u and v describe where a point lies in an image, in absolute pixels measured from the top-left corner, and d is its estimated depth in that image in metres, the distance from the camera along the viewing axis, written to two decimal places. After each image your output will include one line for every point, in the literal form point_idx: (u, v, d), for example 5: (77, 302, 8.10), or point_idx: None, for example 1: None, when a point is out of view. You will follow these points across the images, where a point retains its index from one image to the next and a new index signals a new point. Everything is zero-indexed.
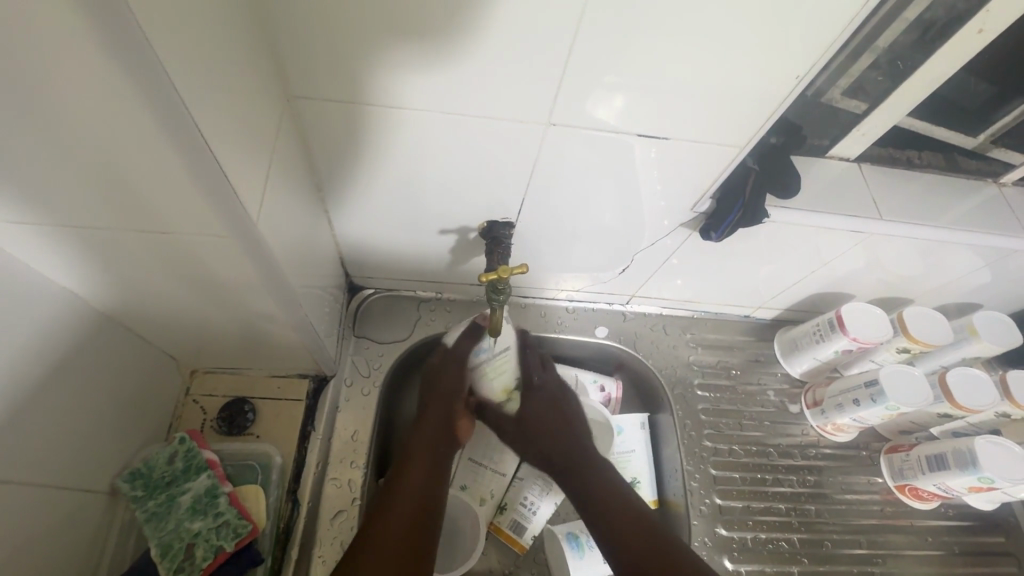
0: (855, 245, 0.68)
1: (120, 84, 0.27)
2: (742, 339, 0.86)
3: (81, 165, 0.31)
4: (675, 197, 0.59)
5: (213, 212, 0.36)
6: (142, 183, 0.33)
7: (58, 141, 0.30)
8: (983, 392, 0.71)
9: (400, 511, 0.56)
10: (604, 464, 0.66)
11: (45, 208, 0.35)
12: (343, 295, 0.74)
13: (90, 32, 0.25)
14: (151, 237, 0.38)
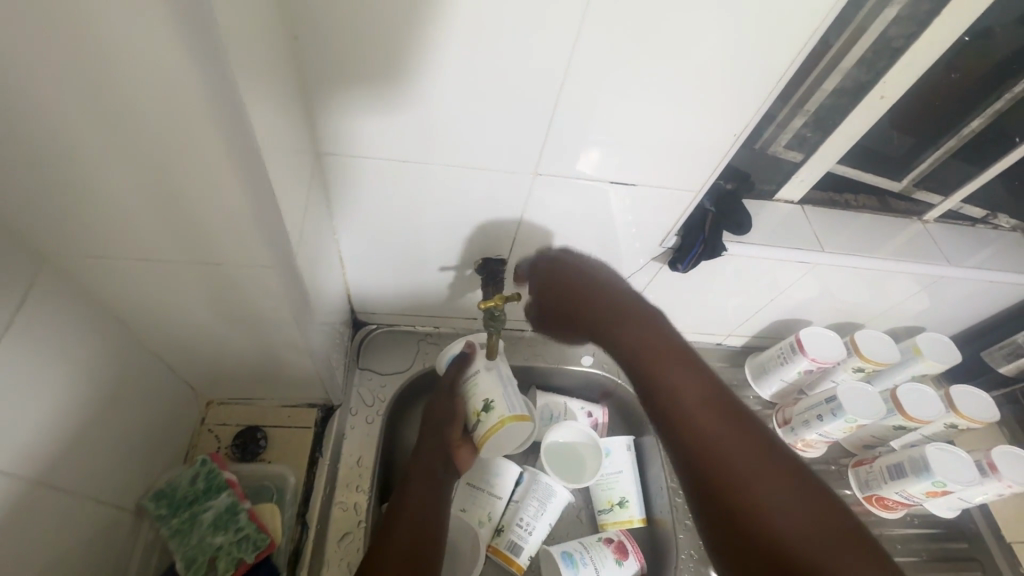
0: (804, 275, 0.77)
1: (212, 147, 0.35)
2: (716, 364, 0.94)
3: (162, 207, 0.39)
4: (646, 235, 0.68)
5: (262, 245, 0.43)
6: (208, 223, 0.40)
7: (149, 187, 0.37)
8: (931, 405, 0.79)
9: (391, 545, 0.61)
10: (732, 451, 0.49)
11: (121, 245, 0.42)
12: (348, 330, 0.81)
13: (198, 108, 0.32)
14: (204, 268, 0.45)
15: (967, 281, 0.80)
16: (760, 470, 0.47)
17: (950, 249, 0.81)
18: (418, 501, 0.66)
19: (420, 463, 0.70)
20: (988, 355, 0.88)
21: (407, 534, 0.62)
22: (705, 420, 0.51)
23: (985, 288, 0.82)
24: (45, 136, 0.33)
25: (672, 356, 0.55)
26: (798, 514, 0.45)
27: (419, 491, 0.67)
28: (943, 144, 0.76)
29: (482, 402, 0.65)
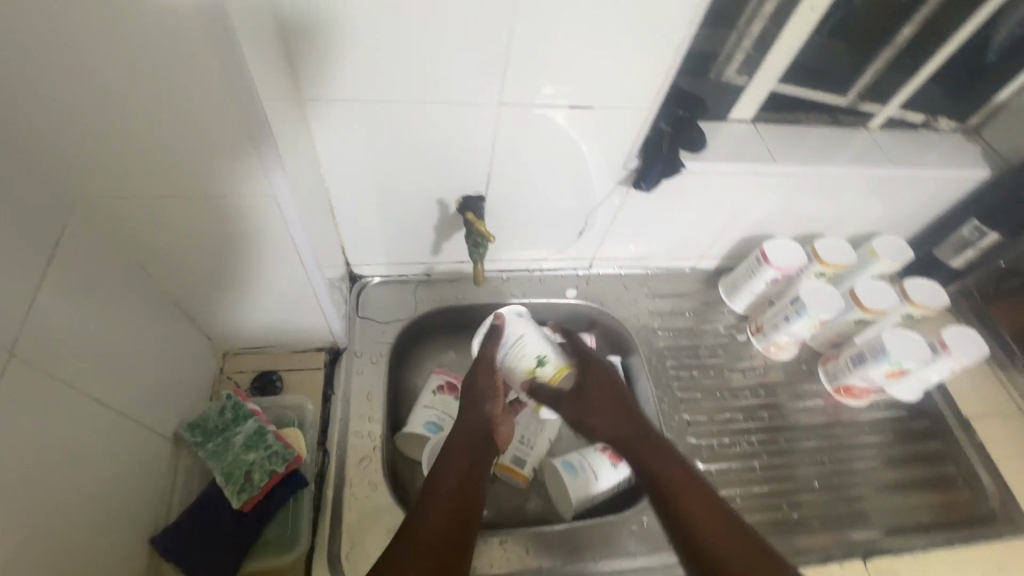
0: (760, 188, 0.84)
1: (212, 67, 0.41)
2: (692, 286, 1.01)
3: (170, 133, 0.45)
4: (607, 159, 0.74)
5: (262, 165, 0.49)
6: (212, 146, 0.47)
7: (158, 113, 0.44)
8: (886, 297, 0.87)
9: (433, 510, 0.58)
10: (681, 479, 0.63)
11: (137, 173, 0.48)
12: (346, 283, 0.87)
13: (198, 31, 0.39)
14: (214, 200, 0.52)
15: (912, 181, 0.87)
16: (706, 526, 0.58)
17: (895, 152, 0.87)
18: (460, 465, 0.65)
19: (460, 432, 0.70)
20: (939, 253, 0.95)
21: (452, 492, 0.61)
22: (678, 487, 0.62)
23: (930, 187, 0.89)
24: (69, 70, 0.39)
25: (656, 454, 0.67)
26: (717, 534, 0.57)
27: (461, 455, 0.66)
28: (878, 58, 0.84)
29: (537, 355, 0.76)
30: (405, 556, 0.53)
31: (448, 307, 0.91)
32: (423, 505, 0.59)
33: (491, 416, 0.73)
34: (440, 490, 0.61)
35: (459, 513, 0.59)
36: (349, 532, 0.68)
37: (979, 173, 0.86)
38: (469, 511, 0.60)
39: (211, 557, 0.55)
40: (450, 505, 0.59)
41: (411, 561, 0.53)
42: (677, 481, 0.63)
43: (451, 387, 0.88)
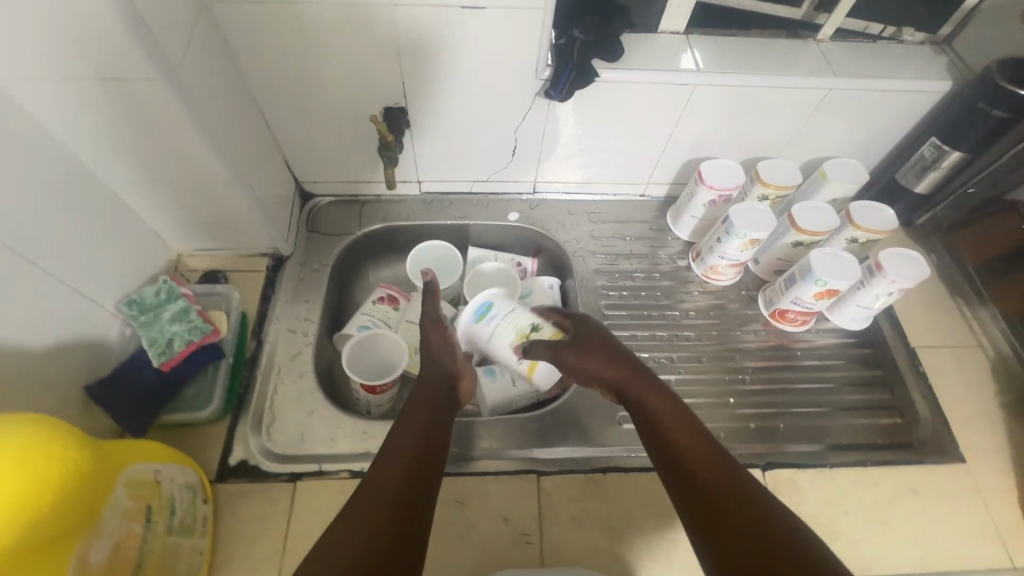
0: (687, 102, 0.82)
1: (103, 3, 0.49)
2: (637, 212, 1.01)
3: (76, 53, 0.53)
4: (515, 66, 0.75)
5: (140, 52, 0.53)
6: (119, 72, 0.55)
7: (62, 35, 0.51)
8: (825, 219, 0.84)
9: (383, 471, 0.54)
10: (693, 436, 0.58)
11: (57, 87, 0.56)
12: (297, 199, 0.94)
13: None
14: (109, 85, 0.56)
15: (864, 96, 0.82)
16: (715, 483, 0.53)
17: (846, 64, 0.82)
18: (424, 416, 0.62)
19: (423, 386, 0.67)
20: (901, 177, 0.90)
21: (418, 442, 0.58)
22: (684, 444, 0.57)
23: (886, 103, 0.83)
24: None
25: (666, 408, 0.61)
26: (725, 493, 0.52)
27: (425, 408, 0.64)
28: None
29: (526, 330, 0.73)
30: (367, 505, 0.51)
31: (393, 227, 0.96)
32: (386, 454, 0.57)
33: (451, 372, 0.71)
34: (404, 441, 0.58)
35: (423, 462, 0.57)
36: (276, 405, 0.76)
37: (938, 85, 0.80)
38: (434, 458, 0.58)
39: (136, 406, 0.64)
40: (415, 454, 0.57)
41: (370, 512, 0.50)
42: (683, 438, 0.58)
43: (391, 300, 0.94)
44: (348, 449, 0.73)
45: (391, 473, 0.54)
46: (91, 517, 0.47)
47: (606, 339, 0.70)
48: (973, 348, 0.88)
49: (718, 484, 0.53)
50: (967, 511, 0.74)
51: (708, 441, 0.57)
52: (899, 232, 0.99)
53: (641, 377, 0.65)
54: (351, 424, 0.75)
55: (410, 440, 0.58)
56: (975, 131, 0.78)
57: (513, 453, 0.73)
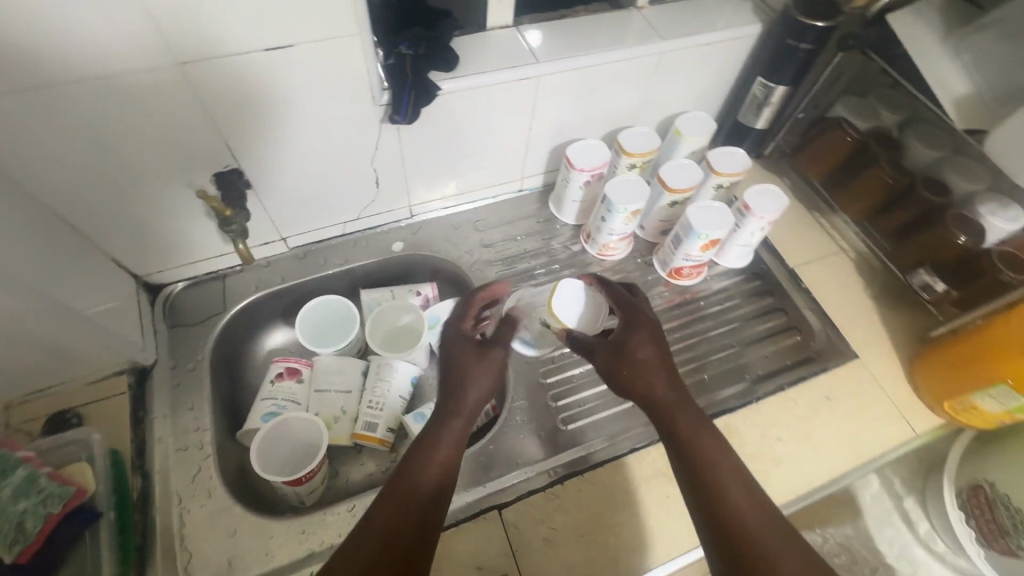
0: (535, 94, 0.81)
1: None
2: (521, 209, 1.00)
3: None
4: (348, 97, 0.69)
5: None
6: None
7: None
8: (691, 174, 0.88)
9: (384, 506, 0.54)
10: (749, 494, 0.56)
11: None
12: (143, 296, 0.81)
13: None
14: None
15: (692, 53, 0.86)
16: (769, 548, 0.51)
17: (668, 26, 0.85)
18: (445, 444, 0.61)
19: (453, 409, 0.66)
20: (743, 118, 0.97)
21: (416, 508, 0.55)
22: (739, 498, 0.55)
23: (713, 53, 0.88)
24: None
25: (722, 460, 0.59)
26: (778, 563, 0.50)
27: (451, 435, 0.63)
28: None
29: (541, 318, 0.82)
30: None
31: (269, 294, 0.86)
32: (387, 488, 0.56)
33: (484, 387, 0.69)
34: (402, 506, 0.55)
35: (417, 532, 0.53)
36: (188, 540, 0.65)
37: (750, 28, 0.86)
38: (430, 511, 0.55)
39: None
40: (403, 524, 0.53)
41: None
42: (738, 496, 0.55)
43: (292, 372, 0.84)
44: (285, 560, 0.65)
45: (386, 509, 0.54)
46: None
47: (665, 358, 0.68)
48: (839, 254, 0.98)
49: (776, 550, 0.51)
50: (872, 401, 0.83)
51: (750, 487, 0.57)
52: (754, 166, 1.07)
53: (686, 406, 0.64)
54: (283, 529, 0.67)
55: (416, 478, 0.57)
56: (791, 65, 0.85)
57: (537, 467, 0.73)
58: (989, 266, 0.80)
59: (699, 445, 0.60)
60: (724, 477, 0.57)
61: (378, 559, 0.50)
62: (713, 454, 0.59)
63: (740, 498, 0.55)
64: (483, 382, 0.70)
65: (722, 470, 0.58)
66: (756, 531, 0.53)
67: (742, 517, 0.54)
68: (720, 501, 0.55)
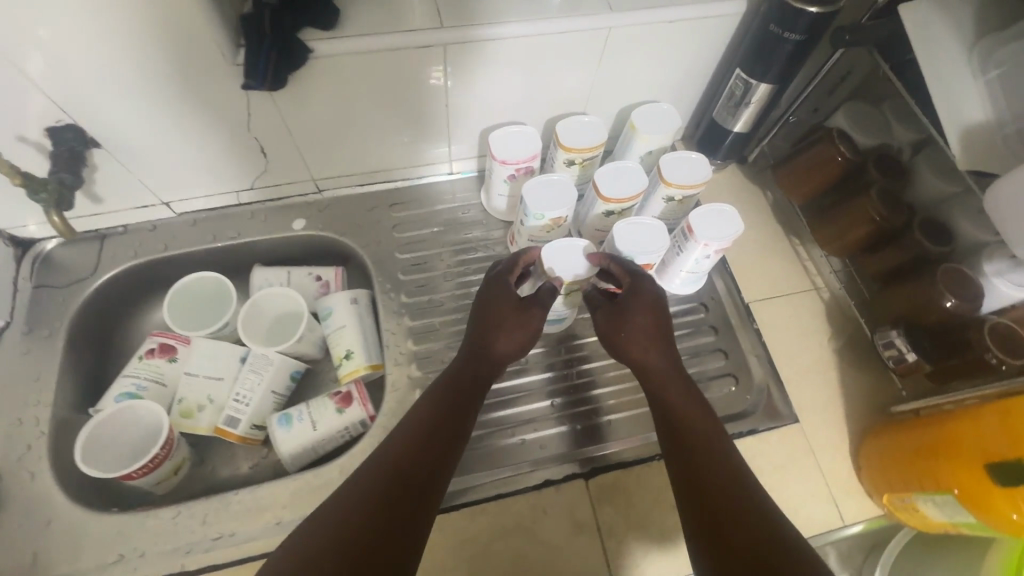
0: (447, 66, 0.68)
1: None
2: (448, 195, 0.88)
3: None
4: (192, 52, 0.57)
5: None
6: None
7: None
8: (634, 181, 0.73)
9: (388, 458, 0.52)
10: (725, 457, 0.54)
11: None
12: (7, 250, 0.75)
13: None
14: None
15: (653, 31, 0.69)
16: (735, 495, 0.49)
17: None
18: (441, 399, 0.60)
19: (464, 367, 0.64)
20: (718, 116, 0.80)
21: (423, 448, 0.54)
22: (713, 457, 0.54)
23: (684, 35, 0.71)
24: None
25: (702, 422, 0.58)
26: (742, 507, 0.48)
27: (449, 390, 0.61)
28: None
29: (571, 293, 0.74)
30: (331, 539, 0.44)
31: (149, 262, 0.79)
32: (387, 442, 0.55)
33: (509, 343, 0.65)
34: (413, 443, 0.54)
35: (412, 487, 0.50)
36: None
37: (731, 6, 0.69)
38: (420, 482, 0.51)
39: None
40: (410, 466, 0.52)
41: (343, 518, 0.46)
42: (712, 455, 0.54)
43: (166, 349, 0.77)
44: (94, 561, 0.61)
45: (387, 460, 0.52)
46: None
47: (661, 326, 0.66)
48: (808, 292, 0.83)
49: (743, 499, 0.49)
50: (799, 476, 0.71)
51: (730, 452, 0.55)
52: (734, 173, 0.91)
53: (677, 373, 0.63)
54: (98, 528, 0.62)
55: (411, 432, 0.56)
56: (774, 59, 0.68)
57: None
58: (976, 341, 0.64)
59: (683, 410, 0.59)
60: (700, 438, 0.56)
61: (368, 514, 0.46)
62: (692, 420, 0.58)
63: (713, 457, 0.54)
64: (515, 335, 0.65)
65: (698, 432, 0.57)
66: (726, 486, 0.50)
67: (712, 472, 0.52)
68: (693, 461, 0.54)
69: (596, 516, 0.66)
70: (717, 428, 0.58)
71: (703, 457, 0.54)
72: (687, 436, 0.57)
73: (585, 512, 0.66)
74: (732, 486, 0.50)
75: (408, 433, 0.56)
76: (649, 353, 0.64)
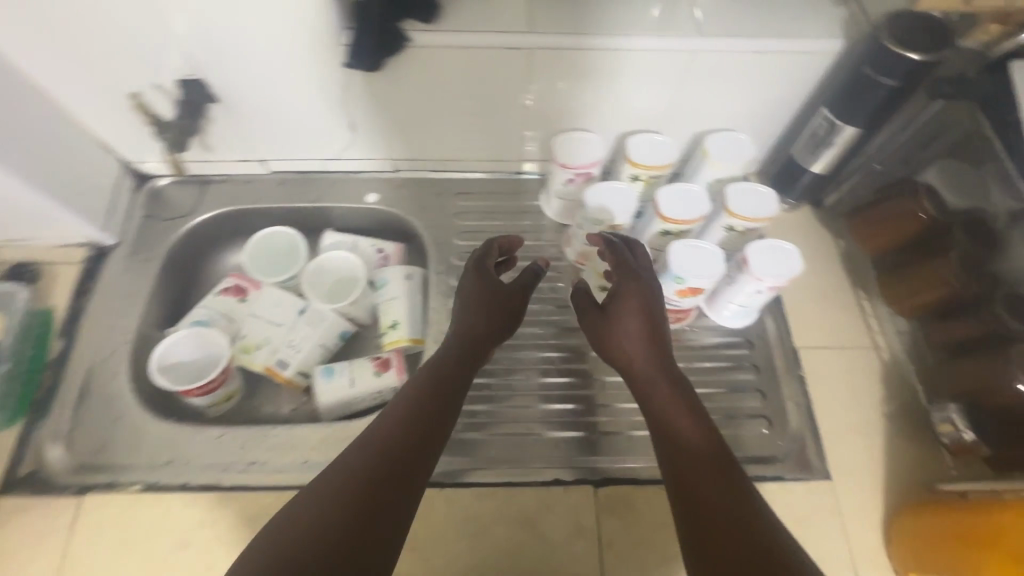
0: (531, 70, 0.71)
1: None
2: (513, 193, 0.91)
3: None
4: (310, 27, 0.64)
5: None
6: None
7: None
8: (695, 205, 0.73)
9: (383, 432, 0.52)
10: (721, 469, 0.51)
11: None
12: (128, 181, 0.86)
13: None
14: None
15: (737, 60, 0.69)
16: (728, 517, 0.46)
17: (719, 21, 0.69)
18: (429, 373, 0.60)
19: (453, 350, 0.63)
20: (797, 153, 0.79)
21: (413, 418, 0.54)
22: (701, 462, 0.51)
23: (771, 67, 0.71)
24: None
25: (692, 429, 0.54)
26: (737, 530, 0.45)
27: (438, 368, 0.61)
28: None
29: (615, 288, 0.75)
30: (341, 502, 0.46)
31: (238, 210, 0.88)
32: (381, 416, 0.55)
33: (492, 331, 0.66)
34: (399, 414, 0.54)
35: (396, 474, 0.49)
36: (77, 409, 0.71)
37: (826, 45, 0.68)
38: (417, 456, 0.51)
39: None
40: (402, 436, 0.52)
41: (337, 496, 0.46)
42: (701, 461, 0.51)
43: (238, 290, 0.86)
44: (145, 460, 0.69)
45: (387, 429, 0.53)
46: None
47: (650, 322, 0.63)
48: (865, 349, 0.79)
49: (739, 520, 0.46)
50: (819, 534, 0.67)
51: (725, 457, 0.52)
52: (804, 215, 0.88)
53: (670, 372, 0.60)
54: (154, 431, 0.70)
55: (402, 403, 0.56)
56: (864, 102, 0.66)
57: None
58: None
59: (673, 416, 0.56)
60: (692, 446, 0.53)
61: (361, 490, 0.47)
62: (680, 427, 0.55)
63: (702, 462, 0.51)
64: (494, 325, 0.66)
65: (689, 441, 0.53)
66: (721, 503, 0.48)
67: (702, 488, 0.49)
68: (681, 473, 0.51)
69: (598, 524, 0.66)
70: (711, 432, 0.54)
71: (691, 467, 0.51)
72: (671, 445, 0.54)
73: (589, 518, 0.66)
74: (726, 502, 0.48)
75: (397, 407, 0.56)
76: (637, 355, 0.61)
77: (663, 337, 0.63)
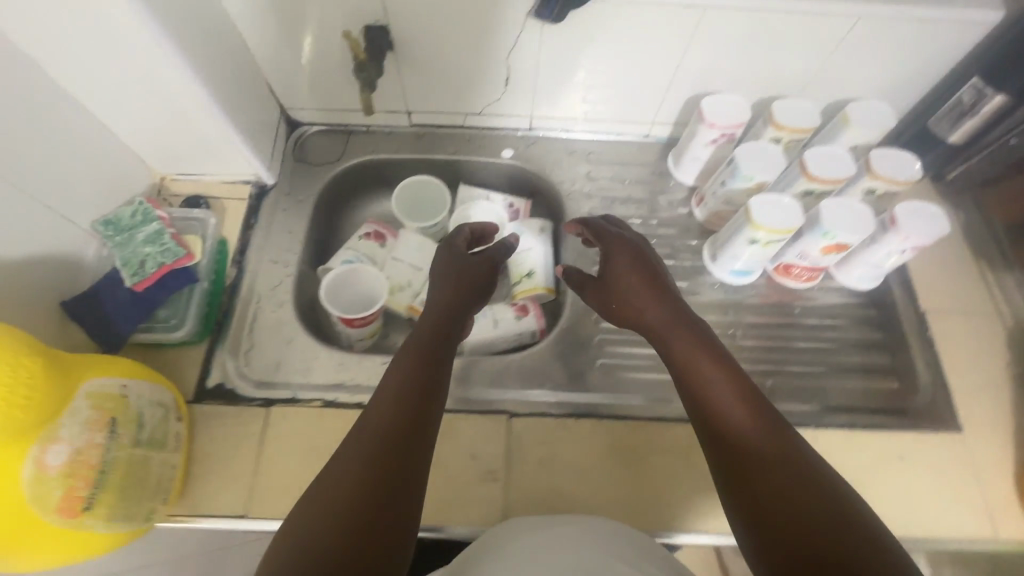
0: (695, 30, 0.75)
1: None
2: (641, 155, 0.95)
3: None
4: None
5: None
6: None
7: None
8: (841, 166, 0.77)
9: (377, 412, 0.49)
10: (739, 424, 0.49)
11: None
12: (282, 126, 0.91)
13: None
14: None
15: (897, 27, 0.73)
16: (779, 488, 0.44)
17: None
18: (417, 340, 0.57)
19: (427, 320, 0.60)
20: (935, 126, 0.83)
21: (396, 383, 0.51)
22: (739, 417, 0.49)
23: (928, 36, 0.74)
24: None
25: (721, 382, 0.52)
26: (785, 496, 0.44)
27: (418, 336, 0.57)
28: None
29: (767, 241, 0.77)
30: (352, 495, 0.43)
31: (380, 160, 0.93)
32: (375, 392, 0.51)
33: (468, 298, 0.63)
34: (385, 382, 0.52)
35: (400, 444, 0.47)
36: (253, 332, 0.76)
37: (987, 15, 0.71)
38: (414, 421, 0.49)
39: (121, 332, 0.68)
40: (391, 408, 0.49)
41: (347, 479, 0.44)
42: (736, 419, 0.49)
43: (378, 237, 0.91)
44: (321, 380, 0.74)
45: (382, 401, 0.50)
46: (61, 406, 0.50)
47: (653, 278, 0.62)
48: (991, 315, 0.82)
49: (787, 487, 0.44)
50: (956, 481, 0.71)
51: (757, 406, 0.49)
52: (926, 188, 0.91)
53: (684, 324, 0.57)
54: (326, 355, 0.75)
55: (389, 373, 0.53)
56: None
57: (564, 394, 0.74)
58: None
59: (701, 375, 0.53)
60: (727, 407, 0.50)
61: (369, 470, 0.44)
62: (695, 390, 0.52)
63: (738, 419, 0.49)
64: (473, 287, 0.64)
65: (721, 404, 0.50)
66: (765, 471, 0.45)
67: (738, 455, 0.47)
68: (715, 445, 0.49)
69: None
70: (729, 382, 0.51)
71: (731, 431, 0.48)
72: (701, 412, 0.51)
73: None
74: (763, 469, 0.45)
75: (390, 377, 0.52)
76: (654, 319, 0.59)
77: (669, 291, 0.61)
